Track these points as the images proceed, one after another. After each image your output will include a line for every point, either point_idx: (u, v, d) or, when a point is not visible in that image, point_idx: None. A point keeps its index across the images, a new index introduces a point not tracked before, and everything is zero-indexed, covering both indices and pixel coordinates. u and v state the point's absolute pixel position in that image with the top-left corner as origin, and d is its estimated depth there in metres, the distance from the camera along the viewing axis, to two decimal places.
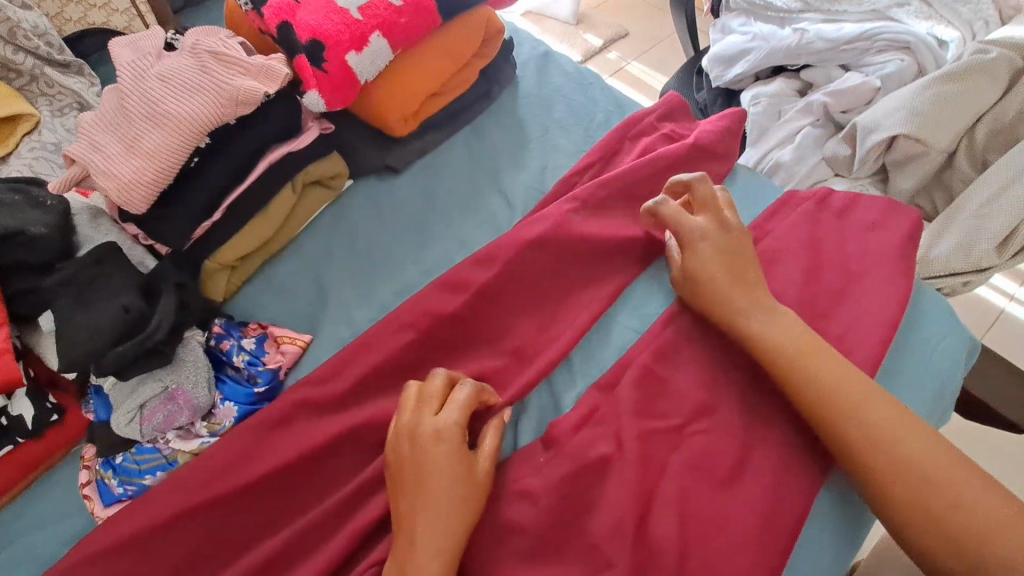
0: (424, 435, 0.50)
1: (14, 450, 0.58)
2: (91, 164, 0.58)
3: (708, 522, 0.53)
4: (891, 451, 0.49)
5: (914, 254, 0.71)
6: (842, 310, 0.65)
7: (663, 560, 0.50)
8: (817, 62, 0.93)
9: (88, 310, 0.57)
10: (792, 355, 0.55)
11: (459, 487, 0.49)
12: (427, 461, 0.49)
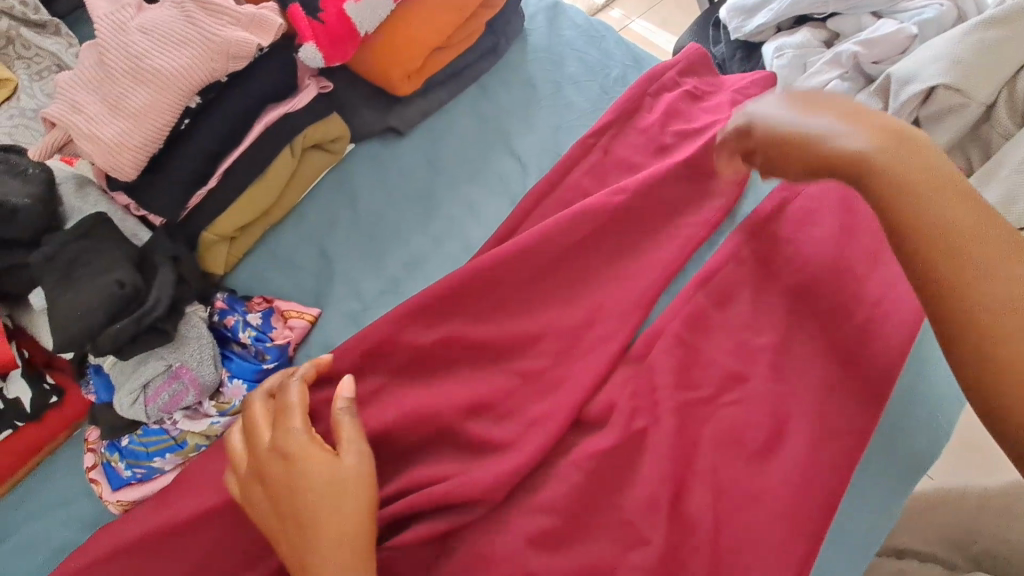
0: (276, 452, 0.43)
1: (14, 434, 0.56)
2: (73, 126, 0.53)
3: (744, 495, 0.51)
4: (1005, 342, 0.33)
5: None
6: None
7: (698, 535, 0.49)
8: (846, 10, 0.87)
9: (80, 287, 0.53)
10: (907, 184, 0.37)
11: (317, 467, 0.42)
12: (300, 481, 0.42)
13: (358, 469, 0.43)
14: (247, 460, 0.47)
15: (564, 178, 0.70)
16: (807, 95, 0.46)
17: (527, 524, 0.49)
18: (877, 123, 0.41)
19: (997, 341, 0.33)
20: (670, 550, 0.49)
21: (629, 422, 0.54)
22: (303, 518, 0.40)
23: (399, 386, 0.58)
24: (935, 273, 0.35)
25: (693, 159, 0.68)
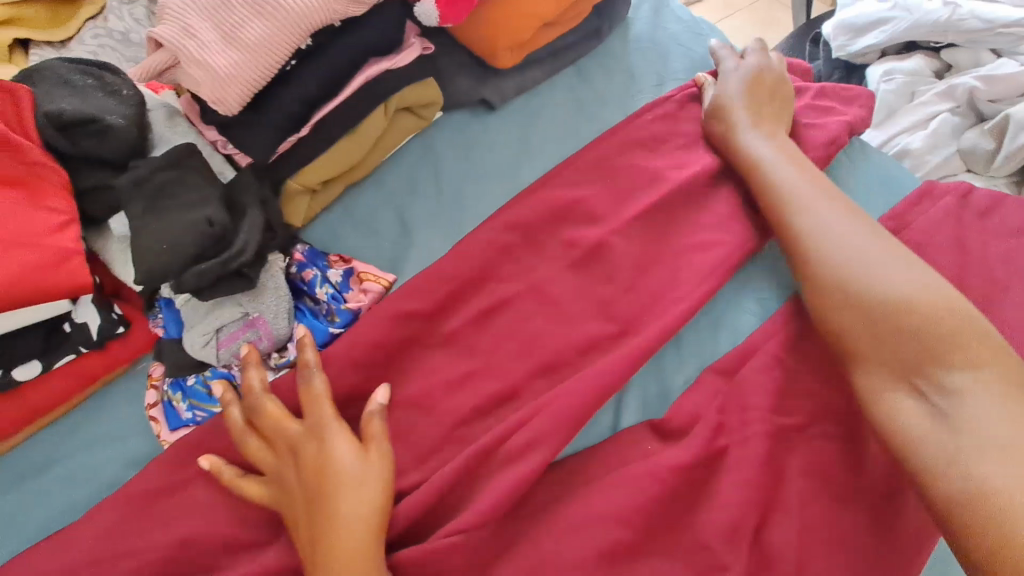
0: (309, 441, 0.47)
1: (77, 359, 0.54)
2: (182, 50, 0.51)
3: (831, 533, 0.48)
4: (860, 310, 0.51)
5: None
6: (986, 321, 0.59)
7: (780, 567, 0.46)
8: (965, 43, 0.83)
9: (167, 219, 0.51)
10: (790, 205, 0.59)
11: (347, 451, 0.46)
12: (331, 470, 0.45)
13: (383, 459, 0.47)
14: (264, 452, 0.48)
15: (662, 173, 0.66)
16: (758, 101, 0.67)
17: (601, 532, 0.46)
18: (787, 161, 0.62)
19: (837, 311, 0.52)
20: None
21: (713, 439, 0.51)
22: (330, 509, 0.43)
23: (474, 366, 0.55)
24: (807, 265, 0.55)
25: None
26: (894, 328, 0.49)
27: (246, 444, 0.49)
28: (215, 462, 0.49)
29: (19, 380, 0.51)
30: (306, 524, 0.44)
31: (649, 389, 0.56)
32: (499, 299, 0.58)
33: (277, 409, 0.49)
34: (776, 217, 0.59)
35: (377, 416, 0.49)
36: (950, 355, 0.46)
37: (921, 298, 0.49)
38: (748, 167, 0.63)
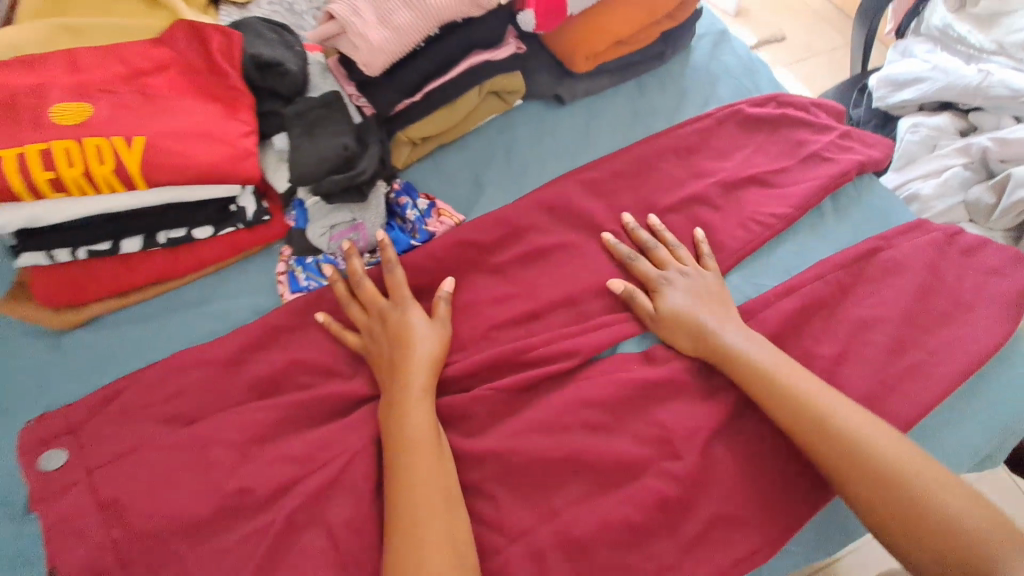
0: (396, 311, 0.67)
1: (235, 232, 0.73)
2: (350, 24, 0.70)
3: (760, 455, 0.64)
4: (899, 500, 0.54)
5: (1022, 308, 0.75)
6: (939, 332, 0.71)
7: (715, 468, 0.63)
8: (990, 107, 0.92)
9: (315, 141, 0.71)
10: (798, 396, 0.61)
11: (421, 322, 0.66)
12: (409, 331, 0.65)
13: (443, 333, 0.67)
14: (362, 315, 0.69)
15: (691, 175, 0.81)
16: (703, 300, 0.69)
17: (586, 416, 0.65)
18: (757, 344, 0.65)
19: (840, 473, 0.57)
20: (690, 471, 0.62)
21: (683, 373, 0.67)
22: (405, 360, 0.63)
23: (515, 289, 0.73)
24: (838, 468, 0.57)
25: (805, 194, 0.79)
26: (926, 508, 0.53)
27: (350, 307, 0.69)
28: (325, 317, 0.69)
29: (196, 238, 0.71)
30: (387, 362, 0.64)
31: (645, 331, 0.72)
32: (541, 246, 0.75)
33: (373, 288, 0.69)
34: (761, 390, 0.62)
35: (443, 303, 0.69)
36: (972, 527, 0.52)
37: (926, 470, 0.55)
38: (735, 359, 0.64)
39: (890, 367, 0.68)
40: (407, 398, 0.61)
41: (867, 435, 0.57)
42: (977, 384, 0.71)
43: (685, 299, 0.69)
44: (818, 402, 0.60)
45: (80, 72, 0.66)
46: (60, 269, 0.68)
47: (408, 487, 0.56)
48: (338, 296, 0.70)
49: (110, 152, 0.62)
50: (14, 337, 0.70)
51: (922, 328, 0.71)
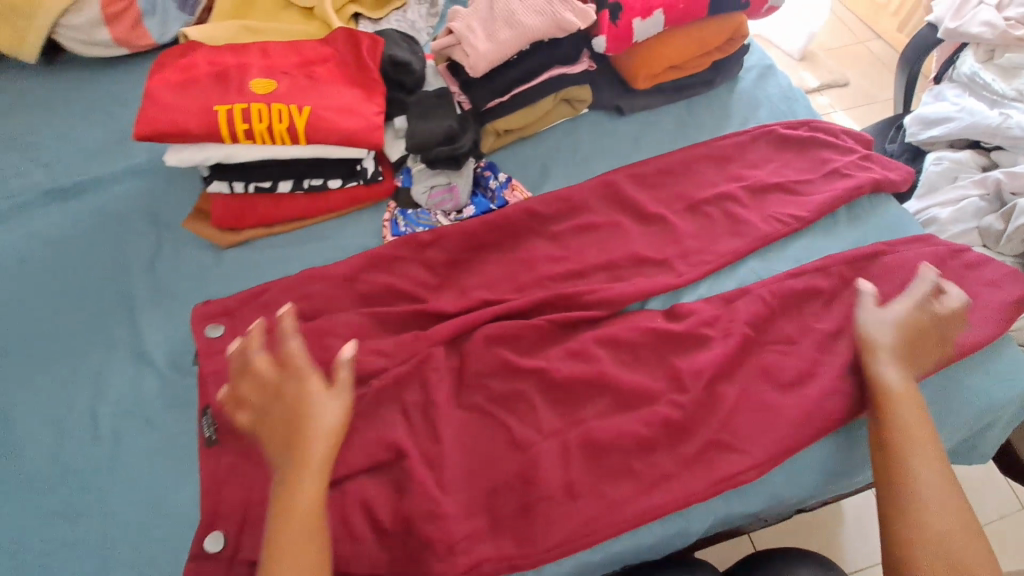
0: (290, 380, 0.68)
1: (358, 186, 0.95)
2: (464, 38, 0.93)
3: (756, 399, 0.78)
4: (933, 549, 0.62)
5: (1011, 317, 0.85)
6: (927, 325, 0.83)
7: (716, 402, 0.77)
8: (1010, 147, 1.03)
9: (428, 121, 0.92)
10: (905, 430, 0.69)
11: (311, 387, 0.68)
12: (305, 402, 0.66)
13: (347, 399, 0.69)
14: (251, 411, 0.68)
15: (725, 178, 0.97)
16: (903, 336, 0.76)
17: (613, 352, 0.81)
18: (910, 385, 0.73)
19: (877, 451, 0.70)
20: (694, 401, 0.77)
21: (699, 328, 0.82)
22: (300, 445, 0.64)
23: (568, 252, 0.91)
24: (903, 495, 0.66)
25: (823, 201, 0.93)
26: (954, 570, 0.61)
27: (241, 380, 0.69)
28: (248, 343, 0.70)
29: (330, 186, 0.93)
30: (278, 440, 0.66)
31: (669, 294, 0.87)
32: (592, 222, 0.93)
33: (297, 347, 0.70)
34: (885, 401, 0.72)
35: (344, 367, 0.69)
36: None
37: (972, 551, 0.62)
38: (876, 379, 0.74)
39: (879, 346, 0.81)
40: (298, 475, 0.63)
41: (950, 499, 0.65)
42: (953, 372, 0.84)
43: (876, 317, 0.78)
44: (931, 451, 0.68)
45: (269, 58, 0.91)
46: (233, 199, 0.92)
47: (291, 550, 0.60)
48: (225, 396, 0.70)
49: (288, 115, 0.85)
50: (191, 248, 0.95)
51: None
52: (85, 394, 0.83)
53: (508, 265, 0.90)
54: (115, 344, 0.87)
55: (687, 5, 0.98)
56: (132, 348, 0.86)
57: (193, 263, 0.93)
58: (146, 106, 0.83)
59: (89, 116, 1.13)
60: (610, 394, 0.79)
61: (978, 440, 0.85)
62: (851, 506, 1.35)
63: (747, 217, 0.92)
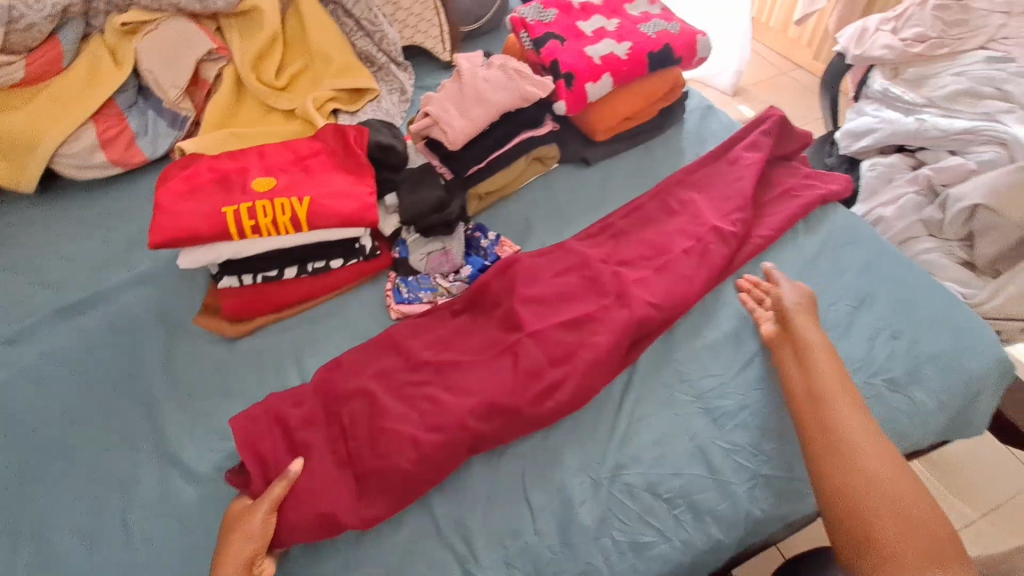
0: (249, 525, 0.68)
1: (359, 262, 1.02)
2: (440, 118, 1.04)
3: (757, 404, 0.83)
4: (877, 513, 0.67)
5: (945, 293, 0.96)
6: (908, 331, 0.90)
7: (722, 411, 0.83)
8: (931, 146, 1.16)
9: (419, 193, 1.01)
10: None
11: (249, 545, 0.67)
12: (241, 549, 0.67)
13: (264, 521, 0.68)
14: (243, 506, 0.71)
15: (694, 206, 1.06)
16: None
17: (622, 377, 0.87)
18: None
19: None
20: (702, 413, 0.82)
21: (690, 347, 0.89)
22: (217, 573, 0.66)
23: None
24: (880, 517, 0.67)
25: (783, 215, 1.02)
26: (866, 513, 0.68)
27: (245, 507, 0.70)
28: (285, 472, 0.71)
29: (333, 266, 1.00)
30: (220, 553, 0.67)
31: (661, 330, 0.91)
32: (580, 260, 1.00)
33: (273, 495, 0.70)
34: None
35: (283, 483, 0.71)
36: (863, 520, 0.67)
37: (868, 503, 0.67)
38: None
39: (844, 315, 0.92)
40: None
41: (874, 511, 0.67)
42: (956, 359, 0.87)
43: None
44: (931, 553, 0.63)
45: (266, 159, 1.00)
46: (241, 292, 0.97)
47: None
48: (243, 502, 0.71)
49: (290, 207, 0.93)
50: (203, 343, 0.98)
51: (881, 319, 0.91)
52: (114, 501, 0.83)
53: None
54: (138, 446, 0.88)
55: (630, 66, 1.11)
56: (156, 449, 0.87)
57: (208, 356, 0.97)
58: (158, 217, 0.90)
59: (91, 233, 1.18)
60: (628, 413, 0.83)
61: (965, 423, 0.90)
62: None
63: (733, 226, 0.99)
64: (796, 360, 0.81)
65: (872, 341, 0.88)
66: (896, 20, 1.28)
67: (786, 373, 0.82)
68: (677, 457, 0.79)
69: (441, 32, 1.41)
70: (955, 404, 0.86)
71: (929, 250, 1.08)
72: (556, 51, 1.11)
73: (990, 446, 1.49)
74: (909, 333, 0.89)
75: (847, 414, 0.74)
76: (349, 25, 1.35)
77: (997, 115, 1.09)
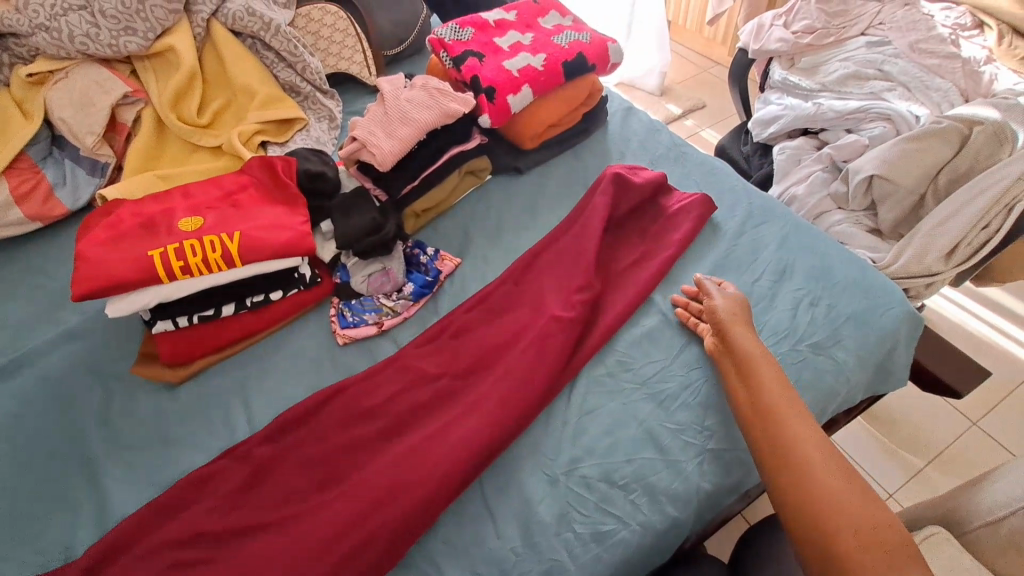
0: None
1: (300, 291, 1.01)
2: (367, 141, 1.05)
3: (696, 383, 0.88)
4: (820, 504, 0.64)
5: (858, 260, 1.04)
6: (828, 297, 0.97)
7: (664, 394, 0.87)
8: (830, 127, 1.26)
9: (353, 217, 1.02)
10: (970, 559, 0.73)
11: None
12: None
13: None
14: None
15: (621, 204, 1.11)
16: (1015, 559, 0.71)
17: (570, 372, 0.90)
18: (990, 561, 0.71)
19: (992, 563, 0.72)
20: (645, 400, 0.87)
21: (630, 338, 0.94)
22: None
23: (504, 300, 0.99)
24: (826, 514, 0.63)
25: (705, 202, 1.08)
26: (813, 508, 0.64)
27: None
28: None
29: (273, 298, 0.99)
30: None
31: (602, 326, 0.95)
32: (519, 266, 1.04)
33: None
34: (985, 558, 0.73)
35: None
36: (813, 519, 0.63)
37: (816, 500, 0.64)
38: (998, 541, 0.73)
39: (767, 291, 0.98)
40: None
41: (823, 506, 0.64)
42: (872, 317, 0.95)
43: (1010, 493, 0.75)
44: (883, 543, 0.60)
45: (192, 199, 0.99)
46: (178, 335, 0.94)
47: None
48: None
49: (220, 244, 0.92)
50: (143, 393, 0.95)
51: (800, 291, 0.97)
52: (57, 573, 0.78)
53: (461, 323, 0.97)
54: (80, 511, 0.84)
55: (548, 76, 1.16)
56: (99, 511, 0.83)
57: (149, 407, 0.93)
58: (80, 268, 0.87)
59: (11, 292, 1.12)
60: (577, 407, 0.86)
61: (890, 373, 0.97)
62: None
63: (656, 235, 1.07)
64: (739, 368, 0.81)
65: (795, 310, 0.95)
66: (787, 15, 1.39)
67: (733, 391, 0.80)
68: (627, 444, 0.82)
69: (365, 57, 1.43)
70: (876, 356, 0.93)
71: (839, 222, 1.17)
72: (476, 67, 1.15)
73: (926, 396, 1.61)
74: (828, 298, 0.97)
75: (793, 423, 0.71)
76: (270, 58, 1.35)
77: (881, 93, 1.21)
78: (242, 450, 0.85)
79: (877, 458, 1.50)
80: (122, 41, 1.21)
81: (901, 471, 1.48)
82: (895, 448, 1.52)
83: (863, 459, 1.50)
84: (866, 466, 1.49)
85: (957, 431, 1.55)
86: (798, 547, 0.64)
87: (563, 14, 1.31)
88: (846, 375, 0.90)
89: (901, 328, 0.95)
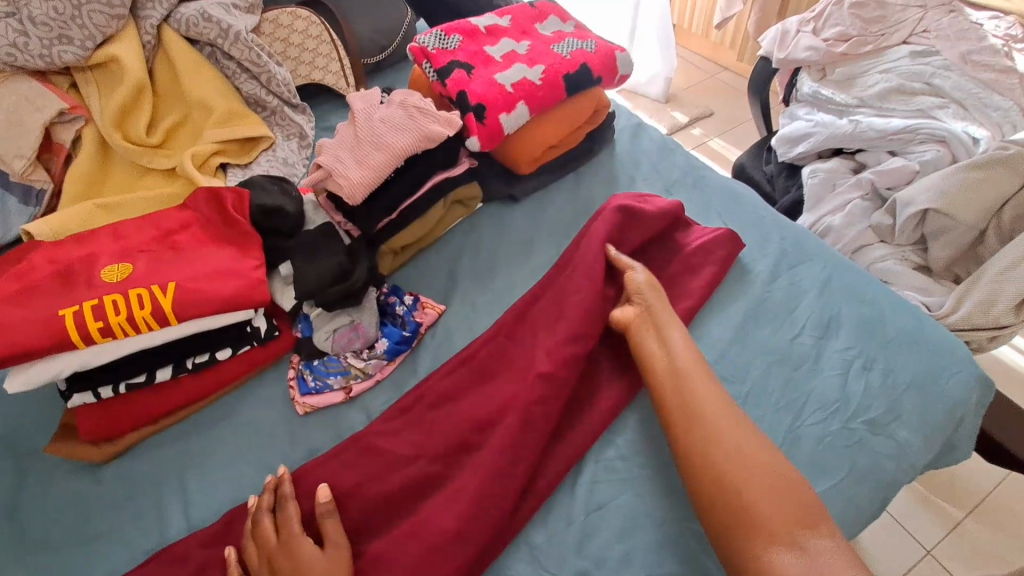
0: None
1: (252, 349, 0.85)
2: (334, 169, 0.89)
3: None
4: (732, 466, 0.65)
5: (918, 311, 0.88)
6: (881, 360, 0.81)
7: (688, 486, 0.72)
8: (869, 147, 1.10)
9: (315, 262, 0.86)
10: None
11: None
12: None
13: None
14: None
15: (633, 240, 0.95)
16: None
17: (576, 455, 0.75)
18: None
19: None
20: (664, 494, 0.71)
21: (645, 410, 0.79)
22: None
23: (494, 358, 0.83)
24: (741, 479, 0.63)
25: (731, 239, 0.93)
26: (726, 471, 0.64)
27: None
28: None
29: (219, 359, 0.82)
30: None
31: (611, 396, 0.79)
32: (513, 316, 0.88)
33: None
34: None
35: None
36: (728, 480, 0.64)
37: (729, 465, 0.65)
38: None
39: (807, 350, 0.82)
40: None
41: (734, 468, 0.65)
42: (937, 386, 0.79)
43: None
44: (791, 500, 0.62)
45: (122, 241, 0.83)
46: (101, 407, 0.78)
47: None
48: None
49: (150, 299, 0.76)
50: (60, 476, 0.79)
51: (847, 350, 0.82)
52: None
53: (442, 391, 0.80)
54: None
55: (546, 91, 1.01)
56: None
57: (65, 496, 0.77)
58: None
59: None
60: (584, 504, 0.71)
61: (954, 448, 0.81)
62: (885, 539, 1.30)
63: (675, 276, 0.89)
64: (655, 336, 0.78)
65: (844, 377, 0.79)
66: (815, 21, 1.24)
67: (647, 354, 0.77)
68: (644, 553, 0.68)
69: (342, 67, 1.27)
70: (943, 436, 0.77)
71: (883, 258, 1.01)
72: (464, 81, 1.00)
73: None
74: (882, 361, 0.81)
75: (704, 386, 0.72)
76: (231, 69, 1.19)
77: (930, 111, 1.06)
78: (173, 559, 0.70)
79: (911, 508, 1.34)
80: (56, 51, 1.05)
81: (945, 528, 1.31)
82: (937, 499, 1.36)
83: (912, 521, 1.32)
84: (917, 529, 1.31)
85: (996, 477, 1.39)
86: (698, 496, 0.65)
87: (563, 20, 1.16)
88: (909, 458, 0.74)
89: (972, 398, 0.80)
